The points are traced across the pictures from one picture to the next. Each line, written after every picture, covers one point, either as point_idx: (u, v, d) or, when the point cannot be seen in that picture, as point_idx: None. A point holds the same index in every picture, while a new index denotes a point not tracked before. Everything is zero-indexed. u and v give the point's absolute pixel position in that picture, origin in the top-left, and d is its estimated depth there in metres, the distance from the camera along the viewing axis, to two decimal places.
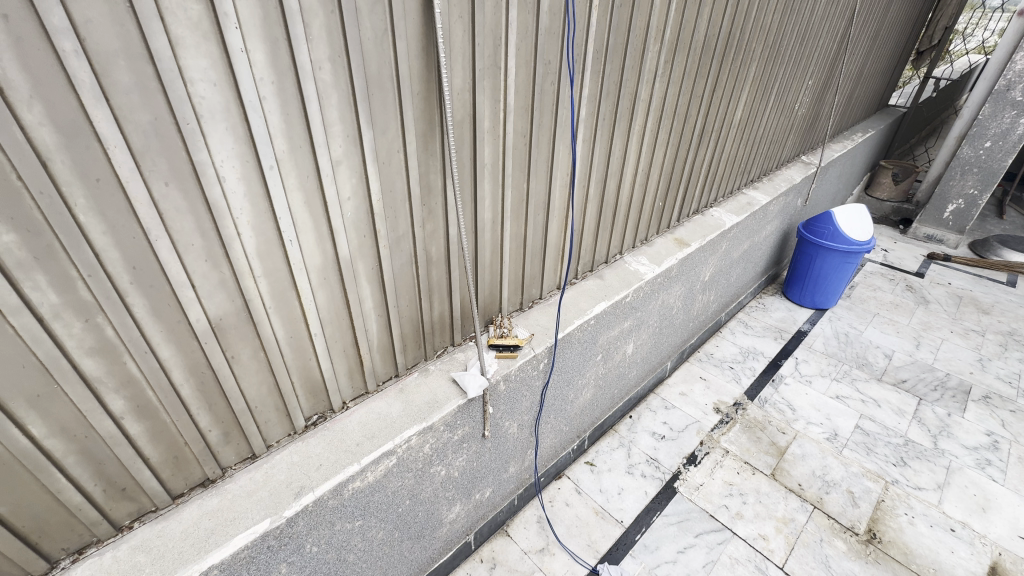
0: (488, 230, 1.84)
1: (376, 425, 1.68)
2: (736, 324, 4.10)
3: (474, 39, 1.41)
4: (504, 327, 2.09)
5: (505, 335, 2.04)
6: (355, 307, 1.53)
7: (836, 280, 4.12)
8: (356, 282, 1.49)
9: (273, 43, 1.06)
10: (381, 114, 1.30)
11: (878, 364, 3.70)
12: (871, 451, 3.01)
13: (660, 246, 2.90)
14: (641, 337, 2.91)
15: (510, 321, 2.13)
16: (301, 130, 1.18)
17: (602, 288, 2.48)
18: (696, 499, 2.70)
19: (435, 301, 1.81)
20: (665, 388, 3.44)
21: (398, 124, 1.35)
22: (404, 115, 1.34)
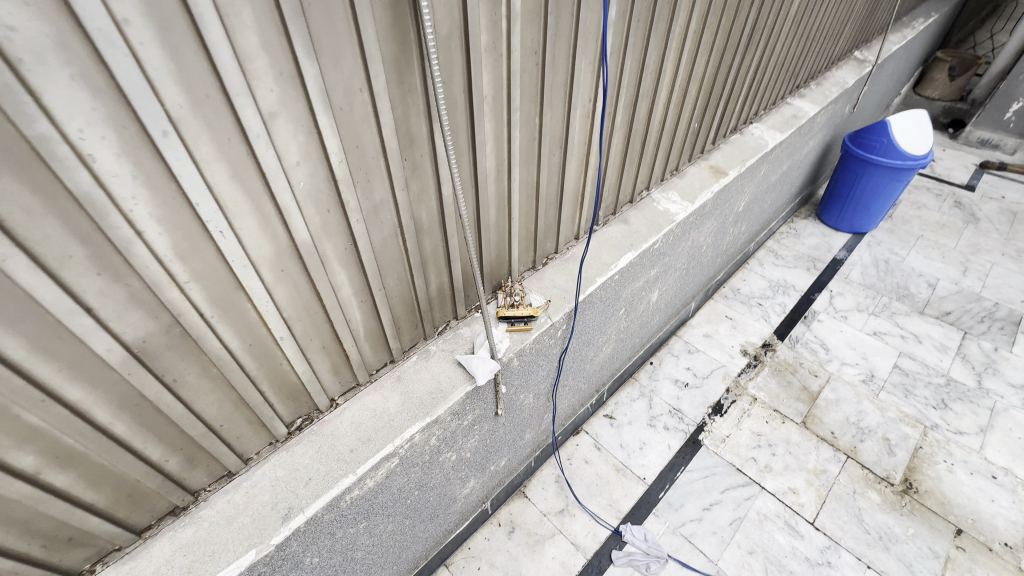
0: (491, 183, 1.46)
1: (371, 425, 1.43)
2: (765, 255, 3.74)
3: None
4: (517, 296, 1.76)
5: (518, 306, 1.72)
6: (331, 298, 1.21)
7: (882, 200, 3.67)
8: (325, 270, 1.16)
9: None
10: (326, 37, 0.88)
11: (921, 296, 3.40)
12: (910, 394, 2.81)
13: (693, 177, 2.46)
14: (667, 282, 2.60)
15: (522, 286, 1.81)
16: (204, 70, 0.78)
17: (628, 235, 2.10)
18: (722, 453, 2.55)
19: (431, 274, 1.48)
20: (687, 330, 3.19)
21: (355, 51, 0.93)
22: (362, 35, 0.91)
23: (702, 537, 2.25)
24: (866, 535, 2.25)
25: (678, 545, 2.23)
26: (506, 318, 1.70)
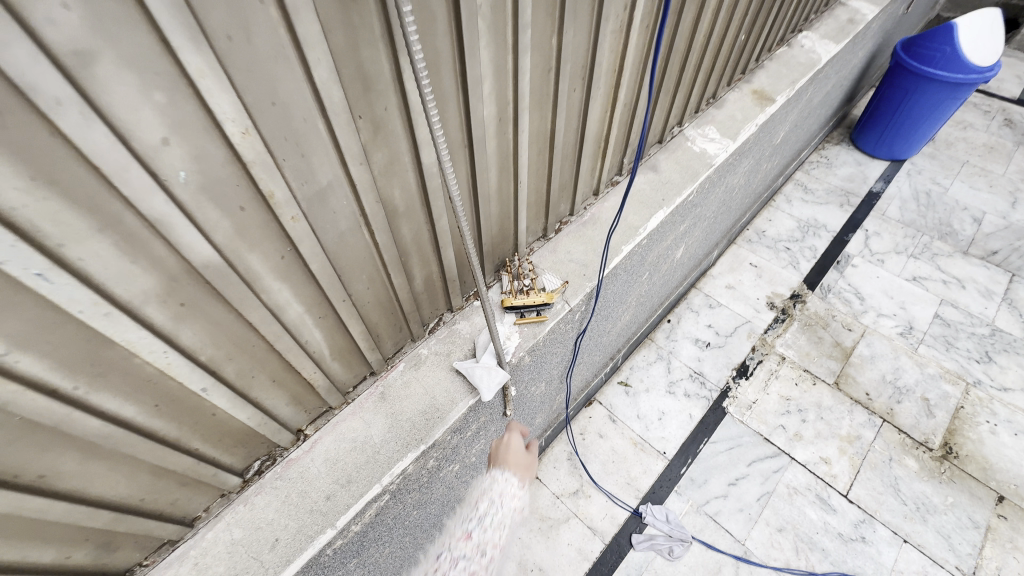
0: (490, 137, 1.05)
1: (351, 461, 1.13)
2: (793, 190, 3.33)
3: None
4: (527, 279, 1.40)
5: (528, 292, 1.36)
6: (272, 326, 0.85)
7: (931, 122, 3.19)
8: (255, 291, 0.78)
9: None
10: None
11: (965, 233, 3.06)
12: (951, 347, 2.57)
13: (733, 107, 2.00)
14: (694, 234, 2.22)
15: (533, 265, 1.45)
16: None
17: (658, 187, 1.69)
18: (748, 421, 2.34)
19: (414, 267, 1.11)
20: (708, 281, 2.87)
21: None
22: None
23: (728, 515, 2.09)
24: (903, 506, 2.10)
25: (703, 524, 2.07)
26: (514, 308, 1.35)
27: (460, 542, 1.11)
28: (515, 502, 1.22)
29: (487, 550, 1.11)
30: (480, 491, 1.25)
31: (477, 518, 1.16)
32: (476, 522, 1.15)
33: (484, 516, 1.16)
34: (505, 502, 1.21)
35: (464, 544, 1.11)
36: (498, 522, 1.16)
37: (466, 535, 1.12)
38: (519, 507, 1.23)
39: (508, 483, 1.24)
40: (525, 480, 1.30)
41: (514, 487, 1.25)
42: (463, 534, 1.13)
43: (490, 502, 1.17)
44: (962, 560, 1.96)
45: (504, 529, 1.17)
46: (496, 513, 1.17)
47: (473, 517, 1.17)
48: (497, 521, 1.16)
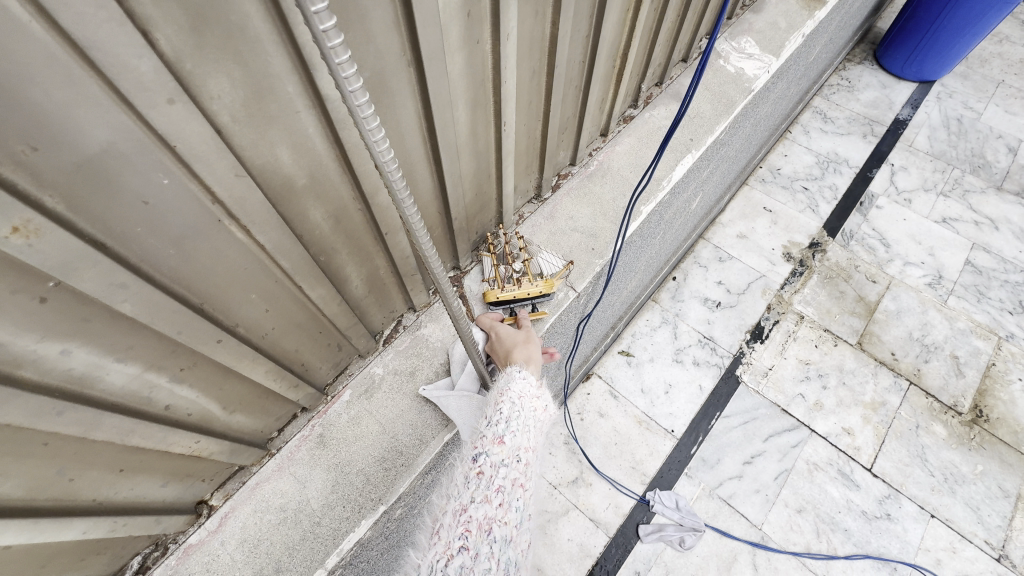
0: (455, 57, 0.65)
1: (280, 539, 0.80)
2: (812, 119, 2.91)
3: None
4: (519, 261, 1.02)
5: (520, 281, 0.99)
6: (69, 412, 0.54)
7: (971, 34, 2.72)
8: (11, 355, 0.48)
9: None
10: None
11: (1000, 165, 2.73)
12: (983, 297, 2.32)
13: (773, 11, 1.55)
14: (712, 180, 1.83)
15: (525, 239, 1.05)
16: None
17: (685, 123, 1.28)
18: (764, 391, 2.09)
19: (343, 265, 0.77)
20: (717, 230, 2.52)
21: None
22: None
23: (743, 497, 1.88)
24: (930, 478, 1.92)
25: (716, 510, 1.86)
26: (501, 303, 0.99)
27: (494, 447, 0.74)
28: (541, 398, 0.84)
29: (530, 454, 0.75)
30: (495, 392, 0.84)
31: (506, 417, 0.77)
32: (505, 421, 0.77)
33: (513, 414, 0.79)
34: (530, 400, 0.83)
35: (500, 449, 0.74)
36: (530, 420, 0.79)
37: (500, 438, 0.75)
38: (546, 404, 0.85)
39: (531, 380, 0.85)
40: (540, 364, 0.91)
41: (534, 385, 0.86)
42: (495, 435, 0.75)
43: (517, 402, 0.79)
44: (990, 533, 1.81)
45: (538, 427, 0.81)
46: (524, 411, 0.80)
47: (497, 417, 0.78)
48: (529, 421, 0.79)
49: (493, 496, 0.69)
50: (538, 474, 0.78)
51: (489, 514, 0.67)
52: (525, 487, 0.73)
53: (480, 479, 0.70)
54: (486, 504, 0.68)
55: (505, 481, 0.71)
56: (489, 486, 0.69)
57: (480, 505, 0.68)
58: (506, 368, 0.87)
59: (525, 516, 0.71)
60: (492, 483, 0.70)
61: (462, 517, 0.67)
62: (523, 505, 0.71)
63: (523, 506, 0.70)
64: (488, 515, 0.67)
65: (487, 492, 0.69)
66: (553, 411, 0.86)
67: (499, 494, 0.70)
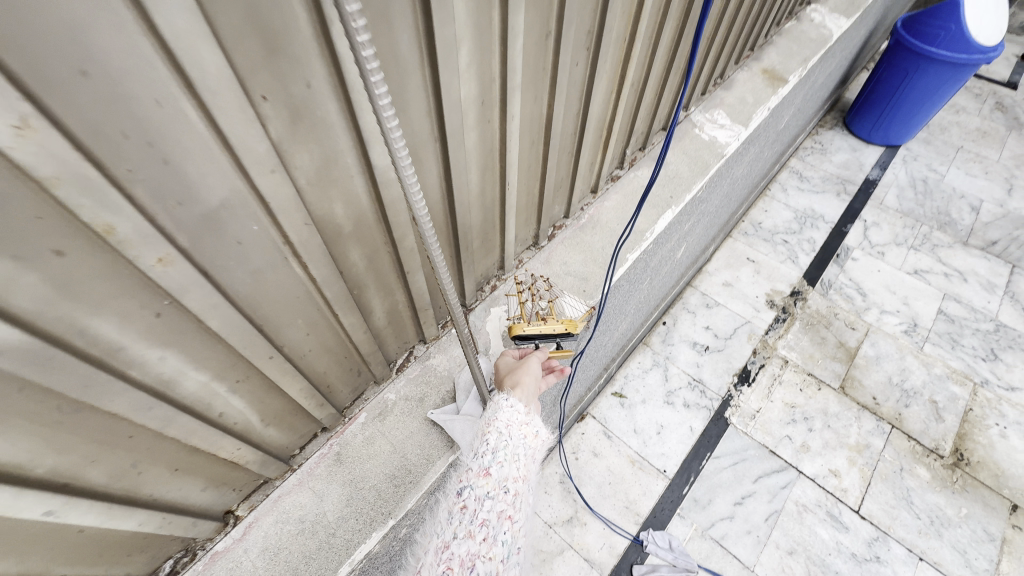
0: (470, 130, 0.80)
1: (296, 548, 0.87)
2: (789, 178, 3.16)
3: None
4: (544, 301, 1.15)
5: (545, 319, 1.09)
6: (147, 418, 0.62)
7: (927, 106, 3.04)
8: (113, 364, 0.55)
9: None
10: None
11: (964, 223, 2.94)
12: (957, 345, 2.44)
13: (742, 88, 1.77)
14: (695, 233, 2.00)
15: (549, 282, 1.20)
16: None
17: (666, 184, 1.45)
18: (753, 433, 2.17)
19: (372, 299, 0.88)
20: (705, 279, 2.67)
21: None
22: None
23: (735, 539, 1.92)
24: (917, 521, 1.96)
25: (709, 551, 1.89)
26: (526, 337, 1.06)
27: (479, 481, 0.83)
28: (530, 424, 0.94)
29: (514, 485, 0.84)
30: (483, 424, 0.94)
31: (492, 449, 0.87)
32: (491, 454, 0.87)
33: (498, 447, 0.88)
34: (517, 427, 0.93)
35: (484, 482, 0.83)
36: (516, 452, 0.89)
37: (485, 470, 0.84)
38: (533, 434, 0.94)
39: (517, 406, 0.93)
40: (527, 388, 0.99)
41: (521, 412, 0.96)
42: (480, 469, 0.85)
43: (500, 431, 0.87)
44: None
45: (527, 456, 0.90)
46: (511, 442, 0.90)
47: (484, 451, 0.87)
48: (516, 451, 0.89)
49: (477, 530, 0.77)
50: (527, 502, 0.86)
51: (471, 550, 0.75)
52: (511, 519, 0.81)
53: (464, 514, 0.80)
54: (469, 540, 0.76)
55: (489, 516, 0.79)
56: (473, 522, 0.78)
57: (463, 541, 0.76)
58: (493, 396, 0.97)
59: (511, 550, 0.78)
60: (475, 517, 0.79)
61: (445, 553, 0.75)
62: (508, 538, 0.79)
63: (508, 540, 0.78)
64: (471, 551, 0.75)
65: (470, 527, 0.78)
66: (542, 437, 0.95)
67: (483, 529, 0.78)
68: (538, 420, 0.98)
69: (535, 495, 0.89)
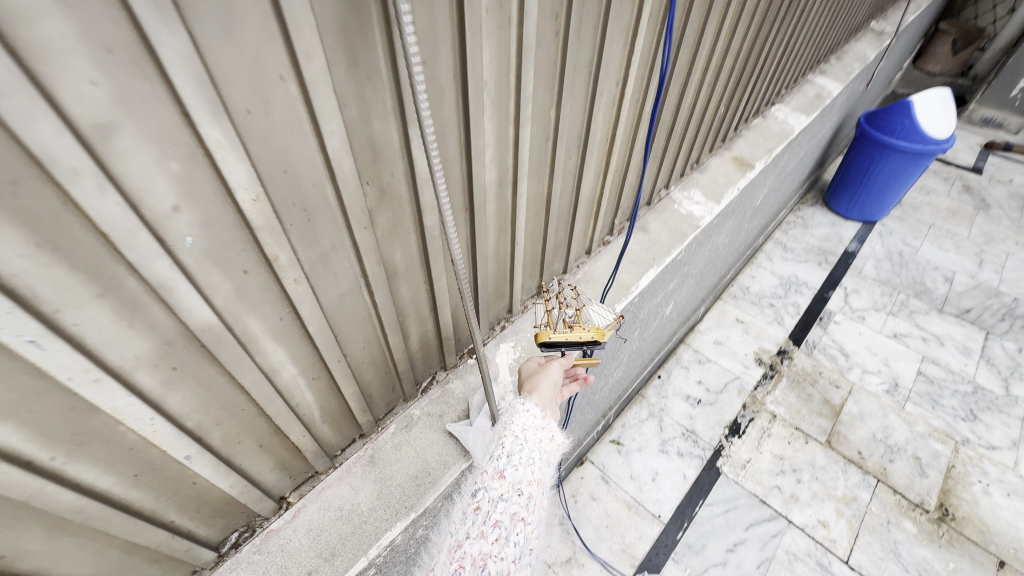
0: (491, 202, 1.09)
1: (335, 531, 1.05)
2: (774, 248, 3.46)
3: None
4: (570, 309, 1.08)
5: (572, 327, 1.00)
6: (254, 403, 0.84)
7: (896, 187, 3.38)
8: (252, 356, 0.77)
9: None
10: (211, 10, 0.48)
11: (939, 291, 3.17)
12: (937, 405, 2.59)
13: (715, 172, 2.11)
14: (682, 292, 2.26)
15: (577, 292, 1.15)
16: None
17: (649, 247, 1.73)
18: (744, 482, 2.29)
19: (411, 328, 1.12)
20: (696, 337, 2.90)
21: (272, 31, 0.53)
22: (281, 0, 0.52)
23: None
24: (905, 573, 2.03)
25: None
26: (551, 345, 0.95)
27: (494, 482, 0.89)
28: (545, 430, 0.99)
29: (528, 488, 0.89)
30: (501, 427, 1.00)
31: (507, 453, 0.93)
32: (506, 457, 0.93)
33: (514, 450, 0.94)
34: (533, 432, 0.98)
35: (499, 484, 0.89)
36: (531, 455, 0.94)
37: (500, 473, 0.90)
38: (549, 438, 0.99)
39: (532, 410, 0.96)
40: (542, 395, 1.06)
41: (536, 417, 1.00)
42: (496, 472, 0.91)
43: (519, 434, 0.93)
44: None
45: (541, 459, 0.95)
46: (526, 446, 0.95)
47: (500, 454, 0.93)
48: (531, 455, 0.94)
49: (489, 531, 0.84)
50: (540, 505, 0.91)
51: (483, 550, 0.82)
52: (523, 521, 0.86)
53: (478, 515, 0.86)
54: (481, 540, 0.83)
55: (502, 517, 0.86)
56: (486, 522, 0.85)
57: (476, 540, 0.83)
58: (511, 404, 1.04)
59: (523, 550, 0.84)
60: (488, 517, 0.85)
61: (458, 552, 0.82)
62: (520, 539, 0.84)
63: (520, 541, 0.84)
64: (482, 551, 0.82)
65: (483, 528, 0.84)
66: (557, 442, 0.99)
67: (496, 529, 0.84)
68: (553, 426, 1.04)
69: (548, 498, 0.94)
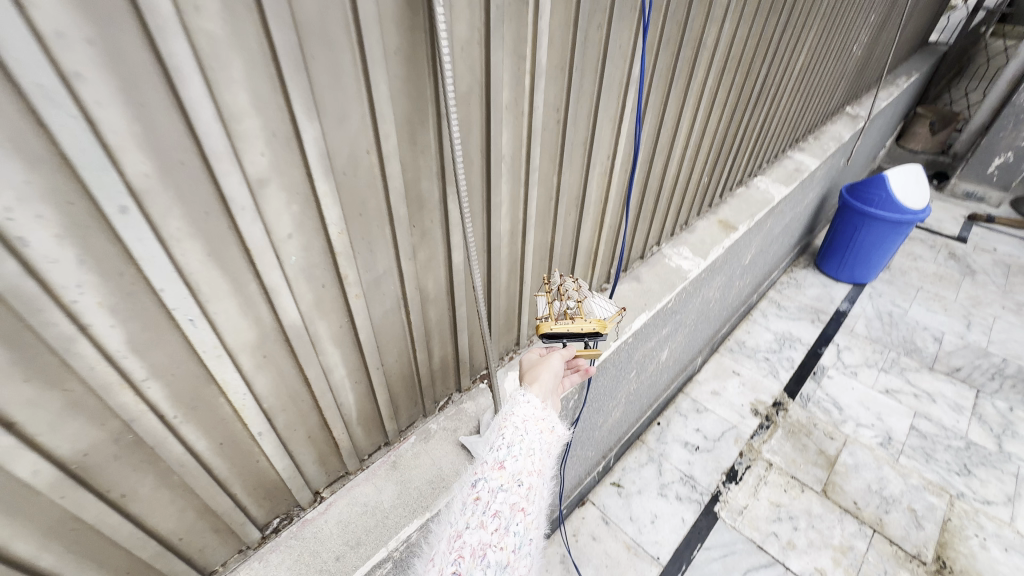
0: (504, 246, 1.34)
1: (361, 524, 1.21)
2: (768, 306, 3.67)
3: None
4: (572, 300, 1.23)
5: (573, 318, 1.18)
6: (311, 395, 1.05)
7: (881, 252, 3.62)
8: (317, 354, 0.99)
9: None
10: (334, 109, 0.76)
11: (929, 351, 3.32)
12: (931, 459, 2.66)
13: (703, 232, 2.38)
14: (676, 339, 2.45)
15: (577, 280, 1.28)
16: (188, 146, 0.64)
17: (642, 294, 1.97)
18: (741, 527, 2.35)
19: (435, 349, 1.34)
20: (695, 387, 3.04)
21: (365, 121, 0.81)
22: (374, 103, 0.80)
23: None
24: None
25: None
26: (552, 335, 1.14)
27: (493, 474, 0.92)
28: (546, 420, 1.03)
29: (527, 478, 0.93)
30: (502, 415, 1.03)
31: (507, 444, 0.96)
32: (506, 448, 0.95)
33: (514, 440, 0.97)
34: (534, 422, 1.01)
35: (499, 475, 0.92)
36: (531, 444, 0.97)
37: (500, 464, 0.93)
38: (550, 428, 1.02)
39: (532, 403, 1.02)
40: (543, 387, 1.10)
41: (537, 407, 1.03)
42: (496, 463, 0.94)
43: (519, 426, 0.97)
44: None
45: (542, 449, 0.99)
46: (526, 436, 0.98)
47: (500, 445, 0.96)
48: (531, 445, 0.97)
49: (488, 522, 0.88)
50: (539, 493, 0.95)
51: (482, 540, 0.86)
52: (522, 511, 0.90)
53: (477, 506, 0.90)
54: (480, 531, 0.87)
55: (501, 508, 0.89)
56: (485, 514, 0.89)
57: (475, 531, 0.87)
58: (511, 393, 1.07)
59: (521, 538, 0.89)
60: (487, 509, 0.89)
61: (458, 542, 0.87)
62: (519, 528, 0.89)
63: (518, 529, 0.88)
64: (481, 541, 0.86)
65: (482, 519, 0.88)
66: (558, 432, 1.03)
67: (495, 520, 0.88)
68: (555, 414, 1.06)
69: (548, 485, 0.98)
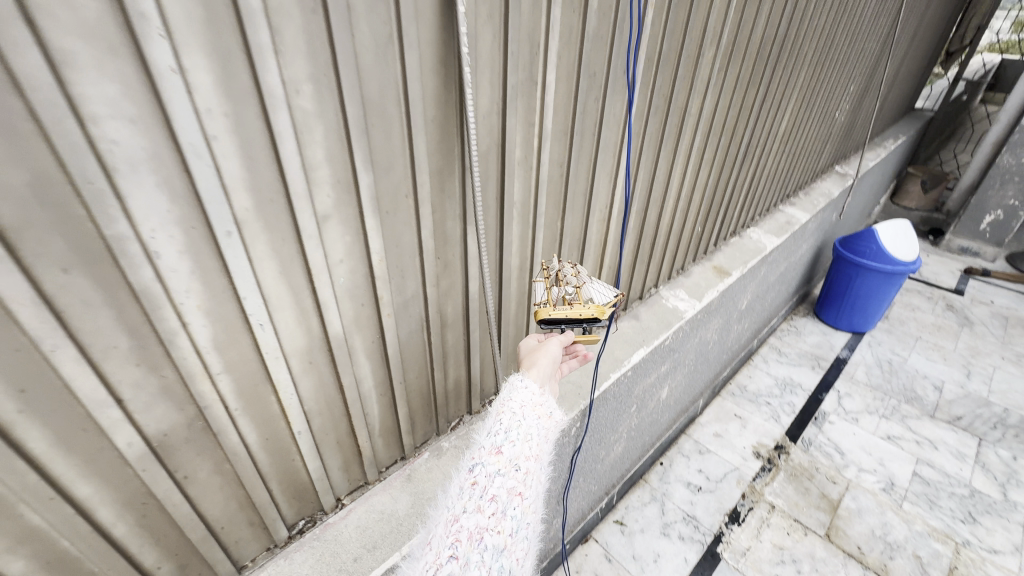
0: (514, 280, 1.53)
1: (377, 529, 1.32)
2: (769, 352, 3.77)
3: (506, 58, 1.09)
4: (571, 285, 1.31)
5: (572, 304, 1.27)
6: (343, 401, 1.20)
7: (877, 302, 3.75)
8: (351, 364, 1.15)
9: (227, 70, 0.71)
10: (383, 161, 0.97)
11: (930, 399, 3.37)
12: (935, 506, 2.67)
13: (698, 277, 2.56)
14: (676, 378, 2.57)
15: (577, 267, 1.37)
16: (276, 187, 0.84)
17: (640, 331, 2.12)
18: (744, 569, 2.35)
19: (450, 370, 1.50)
20: (697, 429, 3.11)
21: (406, 171, 1.02)
22: (413, 158, 1.01)
23: None
24: None
25: None
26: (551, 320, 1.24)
27: (491, 460, 1.03)
28: (541, 406, 1.14)
29: (523, 463, 1.04)
30: (499, 404, 1.14)
31: (504, 431, 1.06)
32: (503, 436, 1.06)
33: (511, 428, 1.08)
34: (530, 409, 1.13)
35: (496, 460, 1.03)
36: (527, 431, 1.09)
37: (497, 450, 1.04)
38: (545, 414, 1.14)
39: (530, 390, 1.13)
40: (541, 374, 1.21)
41: (534, 394, 1.15)
42: (493, 449, 1.04)
43: (516, 414, 1.08)
44: None
45: (536, 436, 1.10)
46: (523, 423, 1.09)
47: (497, 433, 1.07)
48: (527, 432, 1.09)
49: (485, 506, 0.98)
50: (534, 475, 1.06)
51: (480, 523, 0.96)
52: (518, 494, 1.01)
53: (476, 490, 1.00)
54: (478, 514, 0.96)
55: (498, 492, 0.99)
56: (483, 497, 0.98)
57: (473, 514, 0.97)
58: (509, 379, 1.19)
59: (516, 517, 0.99)
60: (485, 493, 0.99)
61: (456, 525, 0.96)
62: (514, 509, 0.99)
63: (514, 510, 0.99)
64: (479, 524, 0.96)
65: (480, 502, 0.98)
66: (552, 417, 1.15)
67: (492, 503, 0.98)
68: (550, 400, 1.18)
69: (542, 469, 1.09)
